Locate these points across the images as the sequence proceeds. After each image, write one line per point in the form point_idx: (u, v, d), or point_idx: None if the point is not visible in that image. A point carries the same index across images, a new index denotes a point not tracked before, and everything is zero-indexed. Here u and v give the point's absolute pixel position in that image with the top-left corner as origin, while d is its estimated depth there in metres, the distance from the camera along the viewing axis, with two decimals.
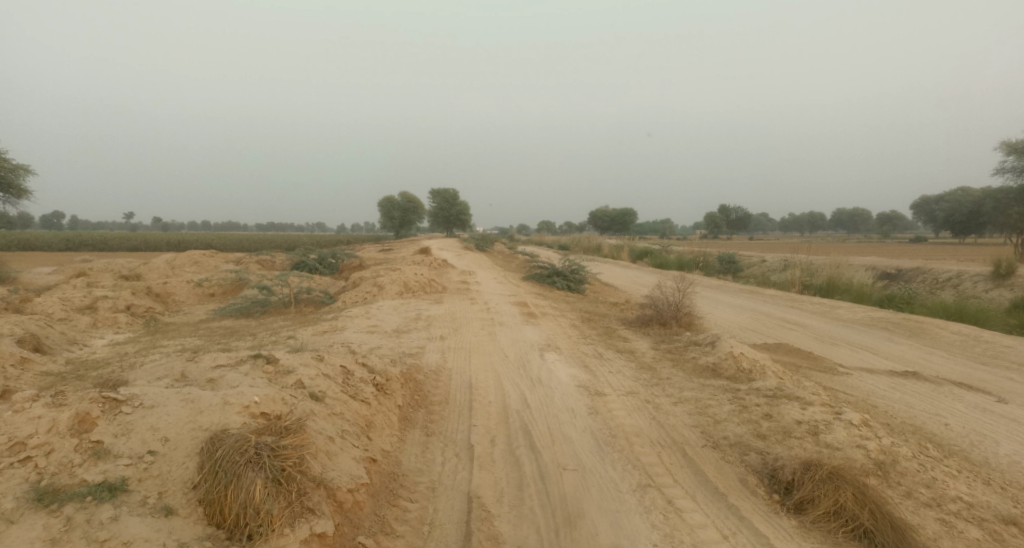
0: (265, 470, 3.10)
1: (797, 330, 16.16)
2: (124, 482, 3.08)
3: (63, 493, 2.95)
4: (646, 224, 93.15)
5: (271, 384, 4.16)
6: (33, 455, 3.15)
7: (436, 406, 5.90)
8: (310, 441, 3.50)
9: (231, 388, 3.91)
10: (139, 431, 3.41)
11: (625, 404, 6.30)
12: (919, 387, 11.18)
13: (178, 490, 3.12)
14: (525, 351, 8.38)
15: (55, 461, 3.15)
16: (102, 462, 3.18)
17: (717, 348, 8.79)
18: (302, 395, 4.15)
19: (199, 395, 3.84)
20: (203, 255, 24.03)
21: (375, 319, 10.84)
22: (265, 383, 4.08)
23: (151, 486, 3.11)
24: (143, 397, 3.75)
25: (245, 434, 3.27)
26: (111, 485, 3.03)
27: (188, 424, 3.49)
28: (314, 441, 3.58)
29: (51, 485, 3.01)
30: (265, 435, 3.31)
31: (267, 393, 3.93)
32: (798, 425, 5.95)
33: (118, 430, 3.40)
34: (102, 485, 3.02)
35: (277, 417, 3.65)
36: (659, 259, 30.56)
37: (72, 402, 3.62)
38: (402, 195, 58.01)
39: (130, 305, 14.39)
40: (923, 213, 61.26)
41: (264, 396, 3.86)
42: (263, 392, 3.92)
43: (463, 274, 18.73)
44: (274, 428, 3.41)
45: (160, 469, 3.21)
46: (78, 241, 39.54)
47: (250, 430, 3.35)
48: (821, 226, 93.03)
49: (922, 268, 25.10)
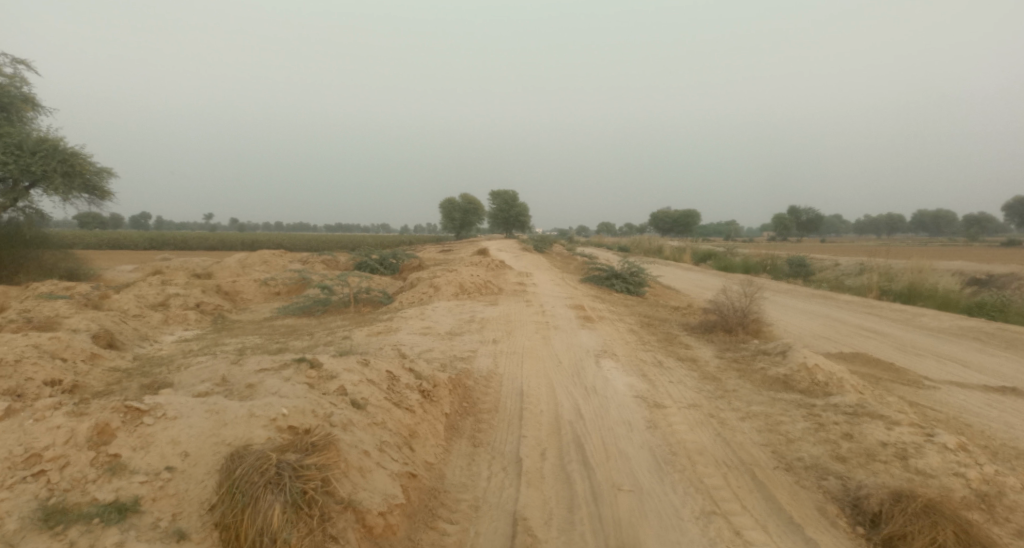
0: (287, 492, 2.92)
1: (876, 338, 15.03)
2: (136, 502, 2.99)
3: (71, 513, 2.90)
4: (710, 227, 90.53)
5: (309, 393, 4.00)
6: (47, 468, 3.12)
7: (485, 414, 5.66)
8: (340, 459, 3.32)
9: (262, 398, 3.77)
10: (158, 444, 3.32)
11: (687, 418, 5.86)
12: (1018, 406, 10.08)
13: (194, 511, 3.01)
14: (581, 357, 8.04)
15: (68, 476, 3.10)
16: (116, 478, 3.10)
17: (788, 358, 8.16)
18: (340, 405, 3.97)
19: (227, 405, 3.72)
20: (270, 255, 24.85)
21: (429, 321, 10.75)
22: (301, 392, 3.93)
23: (165, 507, 3.01)
24: (169, 406, 3.66)
25: (268, 451, 3.12)
26: (121, 505, 2.95)
27: (209, 438, 3.37)
28: (345, 457, 3.39)
29: (60, 503, 2.96)
30: (289, 452, 3.17)
31: (298, 405, 3.76)
32: (884, 447, 5.34)
33: (137, 443, 3.31)
34: (112, 505, 2.95)
35: (305, 432, 3.46)
36: (723, 261, 29.41)
37: (97, 410, 3.59)
38: (462, 197, 58.52)
39: (199, 303, 14.94)
40: (1018, 214, 56.55)
41: (294, 408, 3.69)
42: (294, 403, 3.75)
43: (520, 275, 18.51)
44: (300, 444, 3.26)
45: (177, 488, 3.11)
46: (161, 240, 41.94)
47: (274, 447, 3.21)
48: (900, 228, 87.55)
49: (1017, 273, 23.00)
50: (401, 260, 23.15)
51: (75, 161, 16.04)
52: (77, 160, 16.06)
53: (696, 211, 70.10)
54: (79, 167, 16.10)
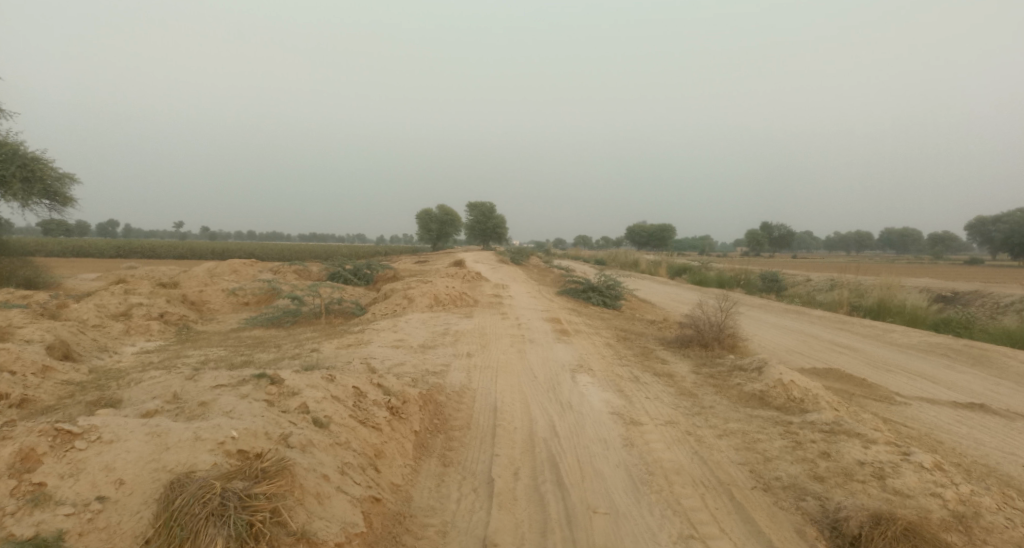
0: (231, 525, 2.72)
1: (848, 354, 15.17)
2: (59, 538, 2.73)
3: None
4: (684, 242, 91.62)
5: (267, 412, 3.76)
6: None
7: (457, 432, 5.46)
8: (293, 486, 3.09)
9: (212, 418, 3.51)
10: (90, 471, 3.04)
11: (664, 436, 5.74)
12: (987, 422, 10.20)
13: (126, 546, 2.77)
14: (556, 372, 7.88)
15: None
16: (39, 510, 2.84)
17: (764, 374, 8.11)
18: (300, 425, 3.74)
19: (173, 426, 3.45)
20: (240, 264, 24.28)
21: (402, 333, 10.51)
22: (257, 412, 3.67)
23: (93, 542, 2.76)
24: (108, 426, 3.37)
25: (212, 479, 2.92)
26: (42, 541, 2.70)
27: (149, 464, 3.11)
28: (301, 483, 3.17)
29: None
30: (236, 479, 2.96)
31: (251, 426, 3.50)
32: (861, 467, 5.27)
33: (66, 470, 3.03)
34: (32, 541, 2.69)
35: (256, 456, 3.22)
36: (698, 275, 29.63)
37: (26, 431, 3.30)
38: (439, 208, 58.28)
39: (164, 313, 14.45)
40: (980, 233, 58.35)
41: (245, 430, 3.42)
42: (246, 424, 3.49)
43: (496, 287, 18.33)
44: (250, 471, 3.05)
45: (107, 520, 2.85)
46: (129, 248, 40.83)
47: (220, 473, 3.00)
48: (869, 245, 89.63)
49: (981, 291, 23.58)
50: (376, 271, 22.81)
51: (36, 166, 15.48)
52: (38, 164, 15.50)
53: (672, 226, 70.85)
54: (40, 172, 15.54)
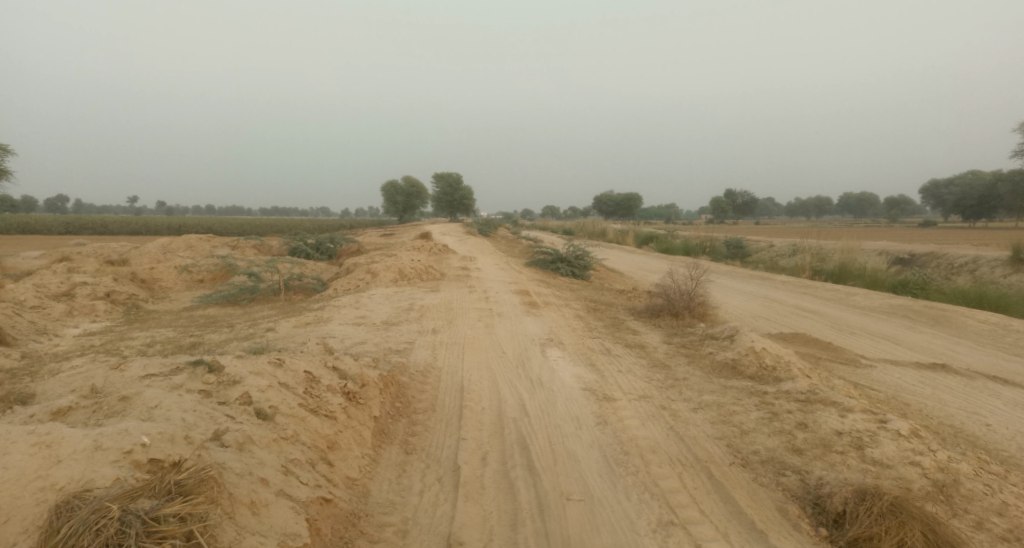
0: None
1: (813, 318, 15.31)
2: None
3: None
4: (651, 210, 92.33)
5: (198, 407, 3.30)
6: None
7: (421, 415, 5.12)
8: (216, 499, 2.65)
9: (129, 419, 3.02)
10: None
11: (638, 411, 5.51)
12: (949, 382, 10.34)
13: None
14: (526, 347, 7.57)
15: None
16: None
17: (736, 343, 7.96)
18: (240, 419, 3.33)
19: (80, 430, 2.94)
20: (195, 239, 23.24)
21: (364, 309, 10.07)
22: (185, 409, 3.21)
23: None
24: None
25: (110, 500, 2.42)
26: None
27: (32, 483, 2.52)
28: (229, 493, 2.74)
29: None
30: (142, 498, 2.49)
31: (172, 427, 3.00)
32: (839, 436, 5.15)
33: None
34: None
35: (173, 466, 2.74)
36: (665, 243, 29.73)
37: None
38: (405, 179, 57.15)
39: (111, 292, 13.64)
40: (933, 196, 59.98)
41: (159, 435, 2.90)
42: (167, 426, 2.99)
43: (464, 259, 17.91)
44: (161, 487, 2.58)
45: None
46: (79, 224, 38.95)
47: (123, 491, 2.50)
48: (828, 211, 91.66)
49: (936, 252, 24.15)
50: (339, 245, 22.10)
51: None
52: None
53: (638, 195, 71.11)
54: None
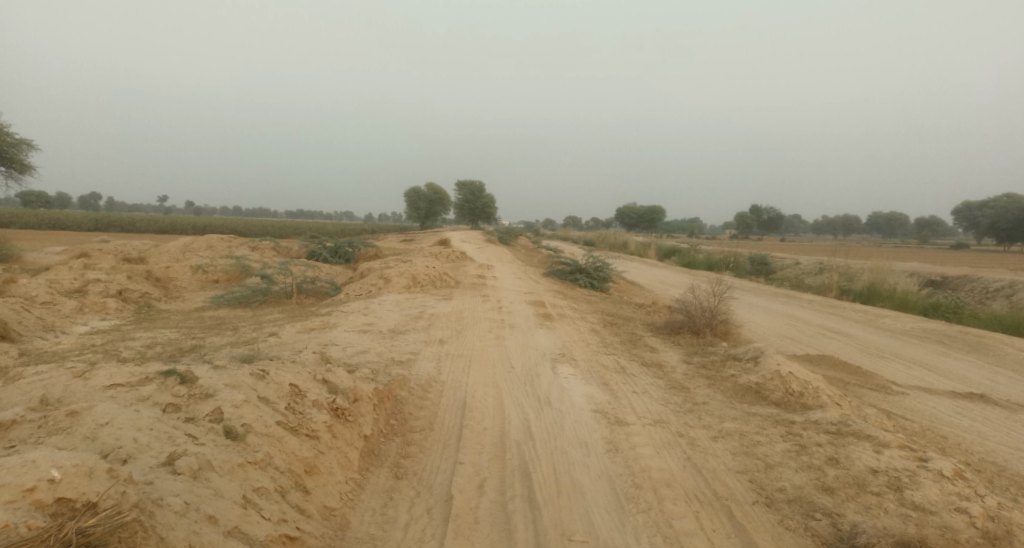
0: None
1: (840, 340, 14.66)
2: None
3: None
4: (674, 224, 91.45)
5: (153, 426, 2.96)
6: None
7: (416, 434, 4.76)
8: None
9: (68, 442, 2.69)
10: None
11: (653, 438, 5.08)
12: (989, 414, 9.69)
13: None
14: (535, 362, 7.19)
15: None
16: None
17: (760, 365, 7.48)
18: (201, 441, 2.99)
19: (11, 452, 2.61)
20: (215, 239, 23.29)
21: (372, 316, 9.78)
22: (135, 430, 2.87)
23: None
24: None
25: None
26: None
27: None
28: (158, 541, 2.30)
29: None
30: None
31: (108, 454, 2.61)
32: (874, 475, 4.66)
33: None
34: None
35: (86, 508, 2.25)
36: (687, 257, 29.14)
37: None
38: (427, 186, 57.34)
39: (124, 290, 13.57)
40: (966, 218, 58.30)
41: (78, 465, 2.41)
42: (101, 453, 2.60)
43: (481, 268, 17.59)
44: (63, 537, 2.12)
45: None
46: (107, 222, 39.61)
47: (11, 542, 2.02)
48: (856, 230, 89.75)
49: (970, 275, 23.18)
50: (357, 249, 21.95)
51: None
52: None
53: (661, 207, 70.46)
54: None
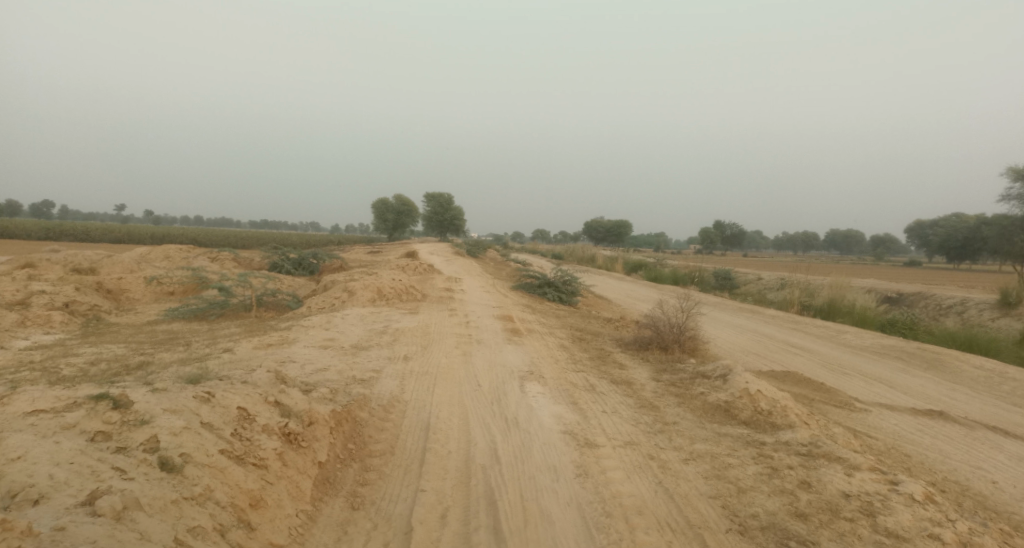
0: None
1: (803, 356, 14.83)
2: None
3: None
4: (641, 238, 92.67)
5: (73, 460, 2.65)
6: None
7: (376, 460, 4.50)
8: None
9: None
10: None
11: (623, 461, 4.92)
12: (948, 431, 9.84)
13: None
14: (503, 380, 6.97)
15: None
16: None
17: (729, 383, 7.41)
18: (129, 475, 2.69)
19: None
20: (172, 249, 22.46)
21: (334, 331, 9.43)
22: (50, 465, 2.56)
23: None
24: None
25: None
26: None
27: None
28: None
29: None
30: None
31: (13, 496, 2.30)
32: (846, 500, 4.58)
33: None
34: None
35: None
36: (653, 272, 29.35)
37: None
38: (396, 198, 56.80)
39: (71, 302, 12.89)
40: (918, 237, 60.45)
41: None
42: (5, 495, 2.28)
43: (448, 281, 17.32)
44: None
45: None
46: (59, 230, 38.01)
47: None
48: (815, 247, 92.23)
49: (924, 292, 23.88)
50: (321, 261, 21.42)
51: None
52: None
53: (628, 223, 71.31)
54: None
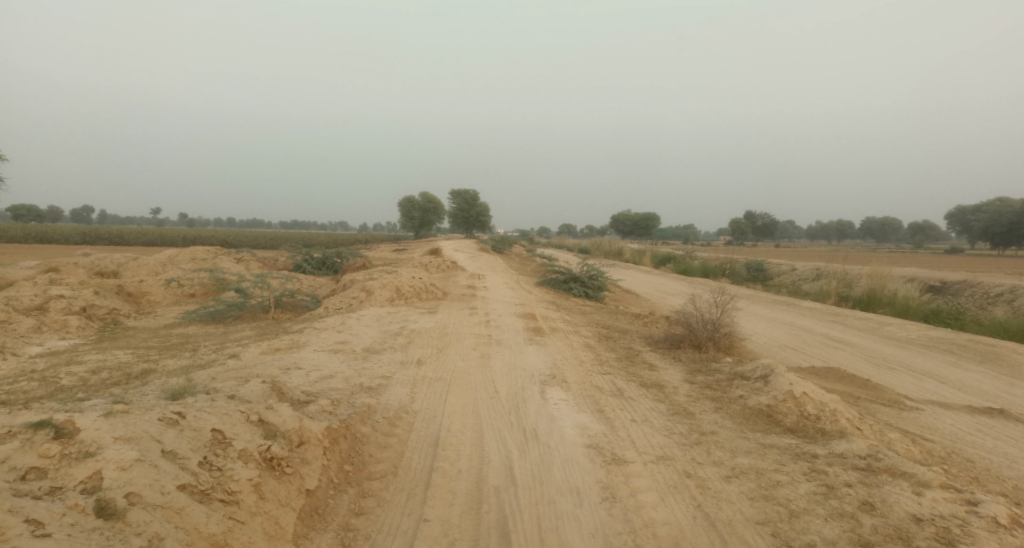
0: None
1: (845, 350, 13.95)
2: None
3: None
4: (669, 230, 90.96)
5: None
6: None
7: (375, 483, 4.01)
8: None
9: None
10: None
11: (655, 480, 4.36)
12: (1012, 432, 8.98)
13: None
14: (522, 385, 6.42)
15: None
16: None
17: (770, 385, 6.74)
18: (48, 531, 2.26)
19: None
20: (198, 250, 22.47)
21: (348, 333, 9.02)
22: None
23: None
24: None
25: None
26: None
27: None
28: None
29: None
30: None
31: None
32: (918, 525, 3.92)
33: None
34: None
35: None
36: (681, 265, 28.44)
37: None
38: (421, 196, 56.71)
39: (90, 307, 12.76)
40: (960, 223, 57.96)
41: None
42: None
43: (471, 278, 16.86)
44: None
45: None
46: (95, 234, 38.76)
47: None
48: (850, 236, 89.38)
49: (969, 281, 22.54)
50: (344, 260, 21.16)
51: None
52: None
53: (656, 215, 70.13)
54: None
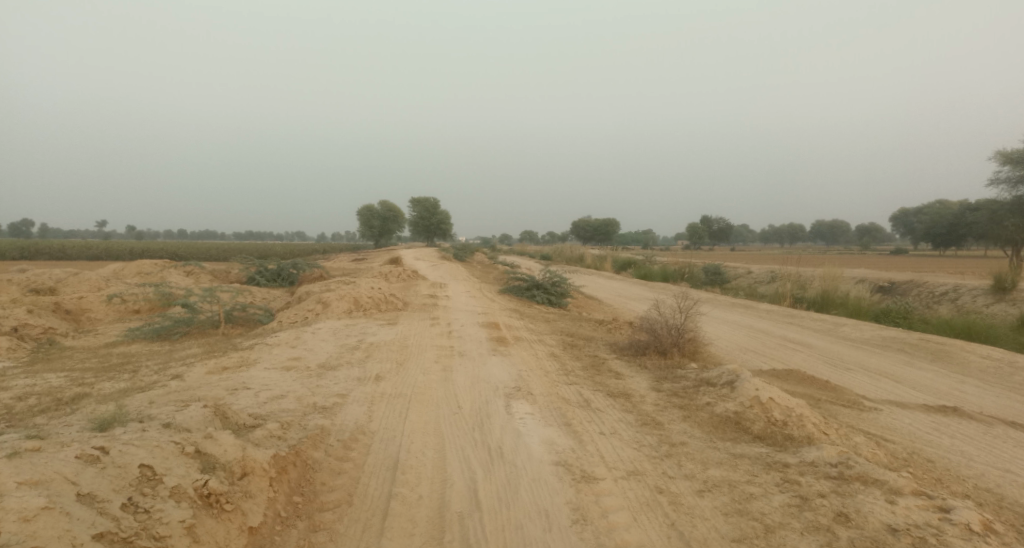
0: None
1: (803, 351, 14.14)
2: None
3: None
4: (629, 236, 92.17)
5: None
6: None
7: (328, 515, 3.69)
8: None
9: None
10: None
11: (627, 498, 4.16)
12: (966, 429, 9.17)
13: None
14: (486, 400, 6.17)
15: None
16: None
17: (736, 392, 6.67)
18: None
19: None
20: (144, 263, 21.41)
21: (302, 348, 8.60)
22: None
23: None
24: None
25: None
26: None
27: None
28: None
29: None
30: None
31: None
32: (894, 536, 3.83)
33: None
34: None
35: None
36: (642, 270, 28.64)
37: None
38: (381, 204, 55.94)
39: (22, 327, 11.92)
40: (903, 225, 60.46)
41: None
42: None
43: (432, 287, 16.51)
44: None
45: None
46: (34, 249, 36.68)
47: None
48: (801, 239, 92.19)
49: (915, 280, 23.30)
50: (301, 271, 20.50)
51: None
52: None
53: (616, 221, 71.00)
54: None
